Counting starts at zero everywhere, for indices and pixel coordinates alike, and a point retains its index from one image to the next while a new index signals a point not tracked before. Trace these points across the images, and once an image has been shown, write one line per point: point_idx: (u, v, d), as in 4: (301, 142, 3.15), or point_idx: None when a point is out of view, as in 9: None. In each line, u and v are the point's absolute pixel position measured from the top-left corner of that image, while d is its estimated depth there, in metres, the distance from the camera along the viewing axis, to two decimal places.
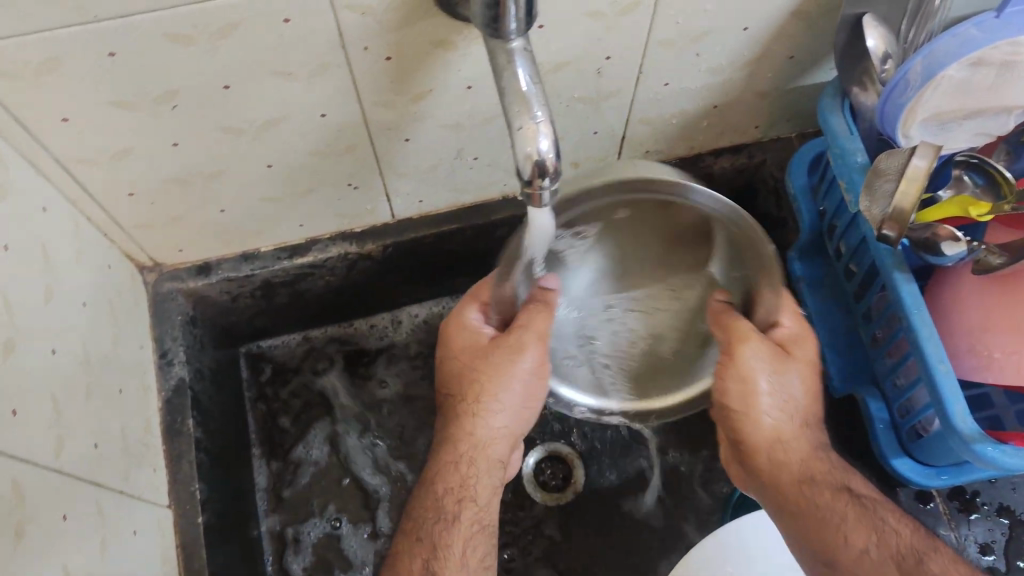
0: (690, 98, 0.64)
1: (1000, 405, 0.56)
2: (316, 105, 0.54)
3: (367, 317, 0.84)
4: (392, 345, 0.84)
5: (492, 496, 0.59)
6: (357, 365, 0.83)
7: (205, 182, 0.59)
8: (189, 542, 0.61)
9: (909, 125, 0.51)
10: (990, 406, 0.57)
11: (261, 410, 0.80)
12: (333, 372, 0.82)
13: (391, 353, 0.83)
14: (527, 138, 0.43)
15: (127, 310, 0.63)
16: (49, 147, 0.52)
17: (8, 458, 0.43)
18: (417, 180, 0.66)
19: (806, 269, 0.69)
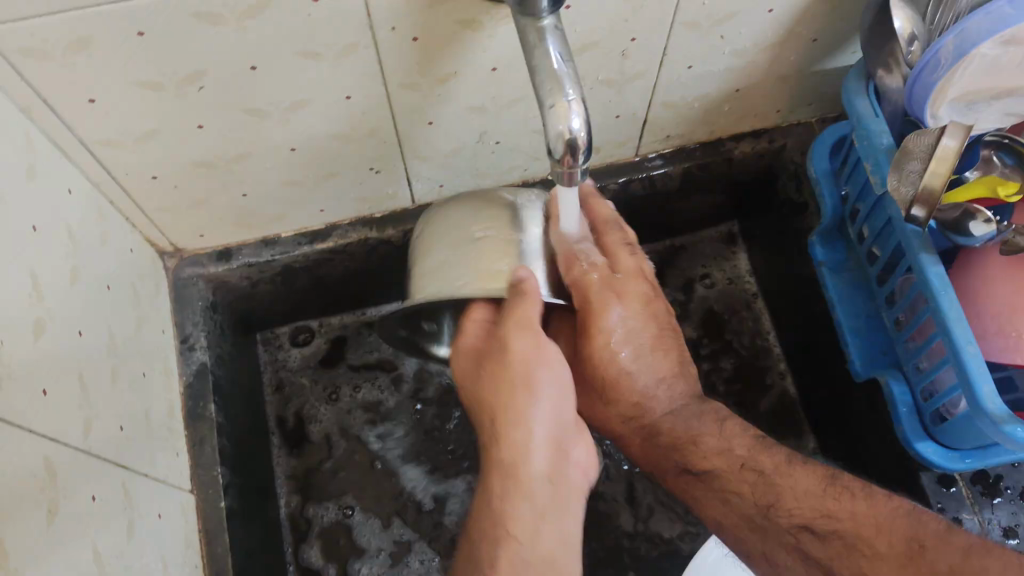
0: (713, 82, 0.64)
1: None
2: (341, 87, 0.54)
3: (384, 304, 0.84)
4: None
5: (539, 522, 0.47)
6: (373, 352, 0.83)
7: (228, 166, 0.59)
8: (212, 526, 0.61)
9: (938, 104, 0.51)
10: (1015, 388, 0.57)
11: (279, 397, 0.80)
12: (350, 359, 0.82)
13: None
14: (560, 116, 0.43)
15: (149, 293, 0.63)
16: (75, 129, 0.52)
17: (39, 437, 0.43)
18: (439, 164, 0.66)
19: (827, 253, 0.69)
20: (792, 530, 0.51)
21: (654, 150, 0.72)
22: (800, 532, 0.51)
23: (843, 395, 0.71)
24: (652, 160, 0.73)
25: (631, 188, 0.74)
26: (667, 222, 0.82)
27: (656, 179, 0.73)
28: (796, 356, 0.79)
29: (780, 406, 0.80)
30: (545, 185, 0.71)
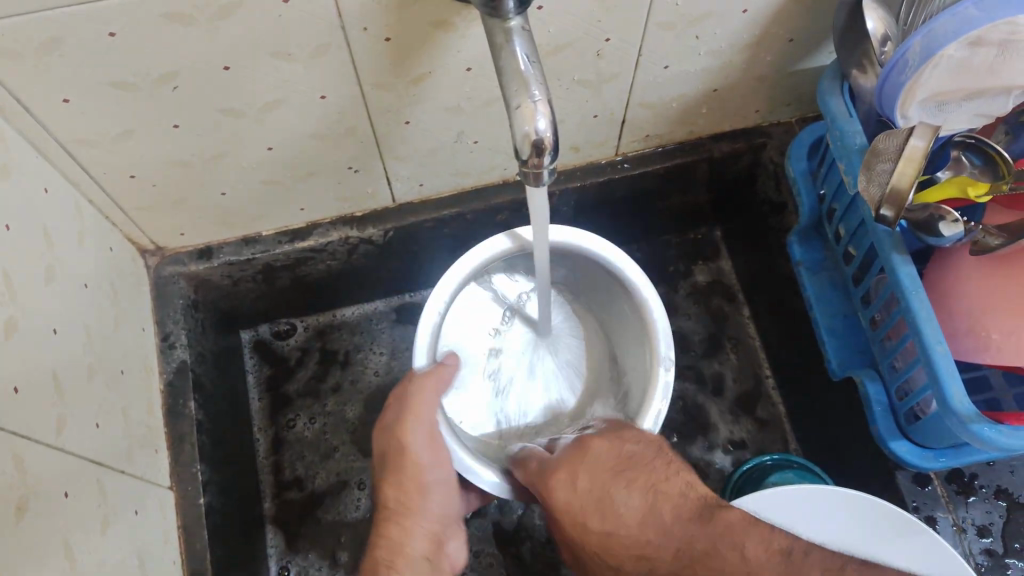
0: (690, 82, 0.64)
1: (998, 386, 0.57)
2: (316, 87, 0.55)
3: (368, 303, 0.85)
4: (391, 330, 0.84)
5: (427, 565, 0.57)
6: (357, 351, 0.84)
7: (206, 165, 0.60)
8: (190, 522, 0.62)
9: (907, 103, 0.51)
10: (989, 388, 0.57)
11: (264, 399, 0.81)
12: (334, 358, 0.83)
13: (391, 338, 0.84)
14: (525, 117, 0.43)
15: (129, 292, 0.63)
16: (50, 128, 0.52)
17: (9, 434, 0.43)
18: (418, 163, 0.66)
19: (805, 253, 0.69)
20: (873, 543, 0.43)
21: (634, 149, 0.72)
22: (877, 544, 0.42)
23: (821, 393, 0.71)
24: (631, 159, 0.73)
25: (611, 186, 0.74)
26: (649, 221, 0.82)
27: (636, 177, 0.73)
28: (776, 354, 0.79)
29: (762, 405, 0.80)
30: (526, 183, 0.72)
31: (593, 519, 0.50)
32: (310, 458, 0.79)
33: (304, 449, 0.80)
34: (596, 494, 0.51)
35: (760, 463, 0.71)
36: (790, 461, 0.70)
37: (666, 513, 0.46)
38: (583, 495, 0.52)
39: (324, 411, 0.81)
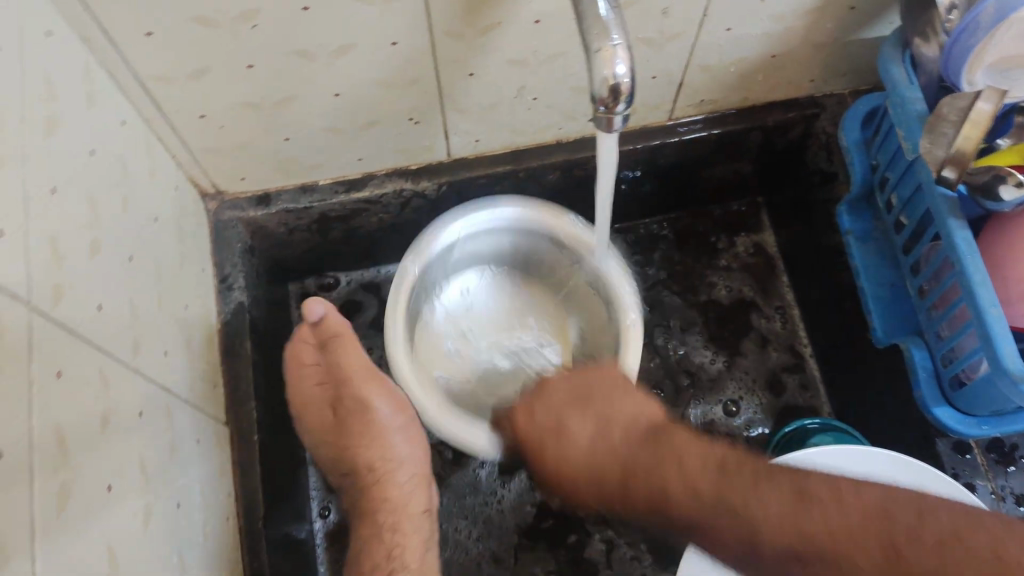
0: (749, 47, 0.65)
1: None
2: (388, 33, 0.56)
3: None
4: None
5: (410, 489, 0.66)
6: None
7: (275, 108, 0.61)
8: (245, 457, 0.63)
9: (970, 69, 0.52)
10: None
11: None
12: (380, 312, 0.84)
13: None
14: (604, 61, 0.44)
15: (192, 232, 0.65)
16: (131, 61, 0.53)
17: (94, 348, 0.45)
18: (477, 118, 0.67)
19: (854, 223, 0.70)
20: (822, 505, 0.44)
21: (687, 115, 0.73)
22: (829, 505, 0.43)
23: (862, 363, 0.72)
24: (684, 124, 0.74)
25: (662, 151, 0.75)
26: (695, 189, 0.83)
27: (688, 142, 0.74)
28: (817, 324, 0.80)
29: (800, 372, 0.81)
30: (579, 144, 0.73)
31: (550, 444, 0.53)
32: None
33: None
34: (553, 420, 0.54)
35: (802, 425, 0.72)
36: (832, 424, 0.71)
37: (620, 444, 0.51)
38: (540, 425, 0.54)
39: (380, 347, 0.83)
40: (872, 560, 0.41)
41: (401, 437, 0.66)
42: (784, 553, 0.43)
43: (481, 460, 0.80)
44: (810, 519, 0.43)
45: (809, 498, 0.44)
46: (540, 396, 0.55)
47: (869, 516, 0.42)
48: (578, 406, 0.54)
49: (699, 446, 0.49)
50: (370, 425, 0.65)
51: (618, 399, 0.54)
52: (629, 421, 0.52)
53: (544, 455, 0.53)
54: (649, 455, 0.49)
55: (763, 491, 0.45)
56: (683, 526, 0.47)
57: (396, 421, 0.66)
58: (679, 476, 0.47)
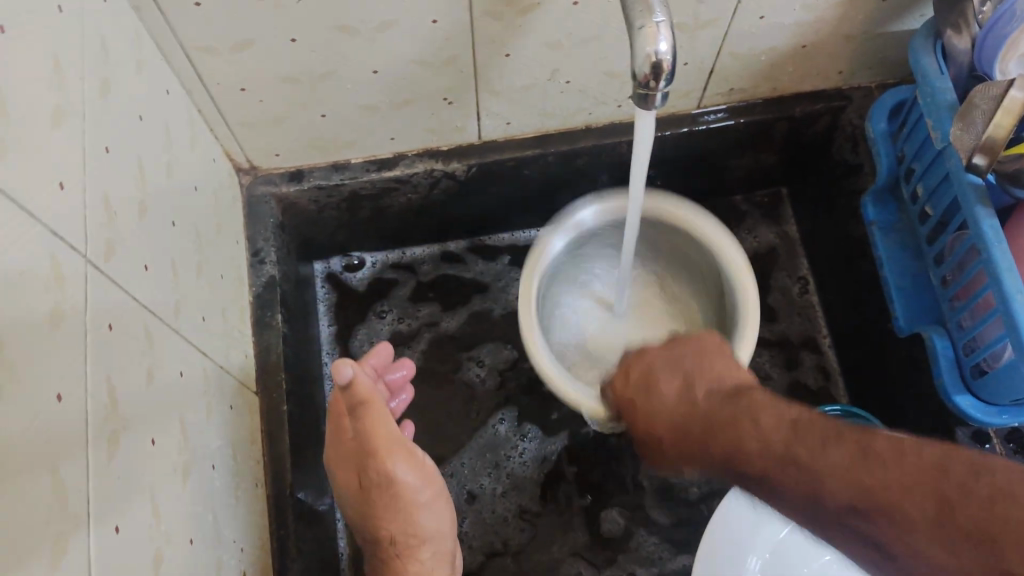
0: (780, 36, 0.66)
1: None
2: (428, 10, 0.57)
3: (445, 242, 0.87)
4: (463, 270, 0.87)
5: (435, 561, 0.62)
6: (430, 285, 0.86)
7: (313, 83, 0.62)
8: (274, 426, 0.64)
9: (1007, 54, 0.53)
10: None
11: (337, 313, 0.84)
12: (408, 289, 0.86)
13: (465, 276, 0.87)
14: (647, 37, 0.45)
15: (227, 204, 0.66)
16: (178, 31, 0.54)
17: (141, 305, 0.46)
18: (509, 100, 0.68)
19: (878, 213, 0.71)
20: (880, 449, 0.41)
21: (715, 103, 0.74)
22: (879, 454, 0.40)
23: (882, 353, 0.73)
24: (712, 113, 0.74)
25: (689, 139, 0.76)
26: (720, 179, 0.84)
27: (715, 130, 0.75)
28: (836, 316, 0.81)
29: (819, 359, 0.82)
30: (607, 130, 0.74)
31: (639, 396, 0.55)
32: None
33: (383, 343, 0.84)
34: (643, 376, 0.55)
35: (823, 413, 0.73)
36: (853, 412, 0.72)
37: (700, 399, 0.51)
38: (634, 381, 0.56)
39: (415, 317, 0.85)
40: (925, 513, 0.37)
41: (429, 513, 0.61)
42: (844, 503, 0.41)
43: (501, 416, 0.81)
44: (874, 472, 0.40)
45: (868, 452, 0.41)
46: (638, 356, 0.57)
47: (920, 466, 0.39)
48: (669, 364, 0.55)
49: (779, 407, 0.47)
50: (396, 498, 0.59)
51: (715, 359, 0.54)
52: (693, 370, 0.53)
53: (635, 407, 0.55)
54: (720, 398, 0.50)
55: (875, 475, 0.40)
56: (755, 480, 0.46)
57: (422, 496, 0.60)
58: (752, 432, 0.46)
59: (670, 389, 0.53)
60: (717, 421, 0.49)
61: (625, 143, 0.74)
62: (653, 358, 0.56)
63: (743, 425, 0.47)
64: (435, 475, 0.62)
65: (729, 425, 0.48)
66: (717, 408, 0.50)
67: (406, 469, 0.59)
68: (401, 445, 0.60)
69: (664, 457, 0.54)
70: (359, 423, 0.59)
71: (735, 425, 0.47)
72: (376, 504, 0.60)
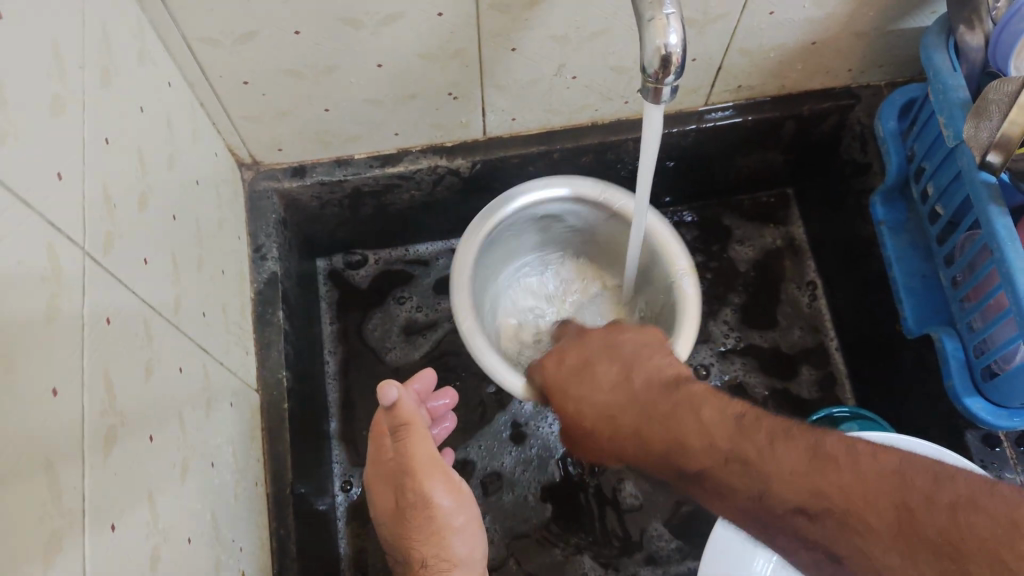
0: (789, 32, 0.65)
1: None
2: (434, 3, 0.56)
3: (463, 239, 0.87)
4: None
5: None
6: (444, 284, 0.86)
7: (317, 77, 0.61)
8: (275, 424, 0.64)
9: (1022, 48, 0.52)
10: None
11: (339, 308, 0.84)
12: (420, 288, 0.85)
13: None
14: (658, 30, 0.45)
15: (229, 199, 0.65)
16: (181, 22, 0.54)
17: (141, 300, 0.45)
18: (515, 96, 0.67)
19: (888, 213, 0.70)
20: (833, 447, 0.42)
21: (723, 101, 0.73)
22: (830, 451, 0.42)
23: (890, 354, 0.72)
24: (721, 110, 0.74)
25: (697, 137, 0.75)
26: (727, 177, 0.83)
27: (723, 128, 0.74)
28: (845, 320, 0.80)
29: (822, 369, 0.81)
30: (614, 127, 0.73)
31: (572, 386, 0.55)
32: (393, 339, 0.83)
33: (395, 329, 0.83)
34: (580, 362, 0.56)
35: (830, 415, 0.72)
36: (862, 414, 0.71)
37: (637, 388, 0.52)
38: (566, 368, 0.56)
39: (433, 308, 0.84)
40: (884, 523, 0.39)
41: (463, 541, 0.61)
42: (792, 507, 0.42)
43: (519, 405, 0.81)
44: (827, 474, 0.42)
45: (819, 452, 0.43)
46: (576, 343, 0.57)
47: (880, 476, 0.40)
48: (611, 353, 0.55)
49: (722, 401, 0.48)
50: (430, 522, 0.60)
51: (651, 354, 0.53)
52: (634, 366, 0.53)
53: (567, 397, 0.55)
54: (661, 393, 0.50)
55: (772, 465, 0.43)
56: (694, 471, 0.47)
57: (458, 520, 0.61)
58: (696, 424, 0.47)
59: (609, 378, 0.53)
60: (665, 416, 0.49)
61: (631, 141, 0.74)
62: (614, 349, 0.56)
63: (688, 412, 0.48)
64: (472, 505, 0.63)
65: (667, 419, 0.48)
66: (659, 409, 0.49)
67: (444, 495, 0.60)
68: (438, 470, 0.61)
69: (592, 454, 0.56)
70: (397, 445, 0.60)
71: (682, 414, 0.48)
72: (411, 527, 0.60)
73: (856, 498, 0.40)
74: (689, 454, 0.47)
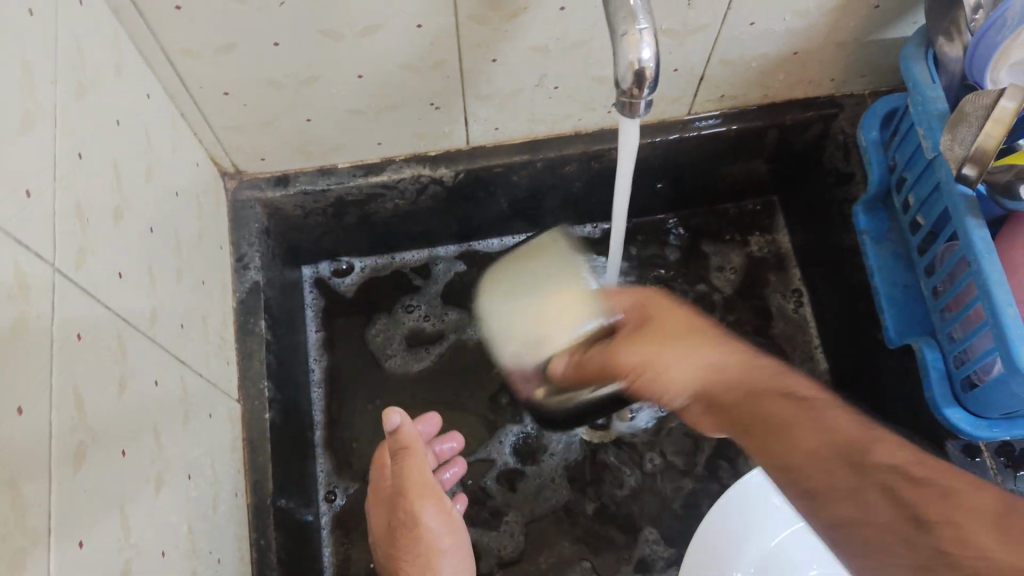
0: (770, 43, 0.65)
1: None
2: (413, 15, 0.56)
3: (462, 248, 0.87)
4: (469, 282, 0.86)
5: None
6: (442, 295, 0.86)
7: (297, 88, 0.61)
8: (255, 435, 0.64)
9: (998, 61, 0.51)
10: None
11: (327, 315, 0.84)
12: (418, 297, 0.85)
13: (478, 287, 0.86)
14: (631, 45, 0.45)
15: (211, 209, 0.65)
16: (159, 34, 0.54)
17: (114, 313, 0.45)
18: (497, 106, 0.67)
19: (869, 222, 0.70)
20: (890, 474, 0.44)
21: (706, 111, 0.73)
22: (894, 479, 0.44)
23: (872, 364, 0.73)
24: (703, 119, 0.74)
25: (680, 146, 0.75)
26: (713, 186, 0.83)
27: (706, 137, 0.75)
28: (831, 333, 0.80)
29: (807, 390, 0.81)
30: (597, 136, 0.73)
31: (639, 336, 0.56)
32: (395, 348, 0.84)
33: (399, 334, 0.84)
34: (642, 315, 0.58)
35: None
36: None
37: (716, 346, 0.54)
38: (631, 316, 0.59)
39: (441, 318, 0.85)
40: (984, 531, 0.39)
41: (449, 560, 0.68)
42: (885, 482, 0.44)
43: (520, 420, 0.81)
44: (924, 496, 0.42)
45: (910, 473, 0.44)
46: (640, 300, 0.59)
47: (939, 489, 0.43)
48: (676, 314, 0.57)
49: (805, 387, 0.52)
50: (417, 541, 0.68)
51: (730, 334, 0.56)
52: (719, 350, 0.54)
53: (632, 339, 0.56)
54: (769, 371, 0.53)
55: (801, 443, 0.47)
56: (777, 440, 0.49)
57: (443, 542, 0.69)
58: (791, 408, 0.49)
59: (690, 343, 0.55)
60: (748, 379, 0.52)
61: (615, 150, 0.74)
62: (667, 321, 0.57)
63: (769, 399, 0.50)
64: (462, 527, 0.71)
65: (749, 392, 0.51)
66: (748, 374, 0.52)
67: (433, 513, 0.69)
68: (425, 489, 0.69)
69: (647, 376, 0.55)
70: (393, 467, 0.70)
71: (758, 392, 0.51)
72: (400, 548, 0.68)
73: (900, 519, 0.42)
74: (771, 421, 0.49)
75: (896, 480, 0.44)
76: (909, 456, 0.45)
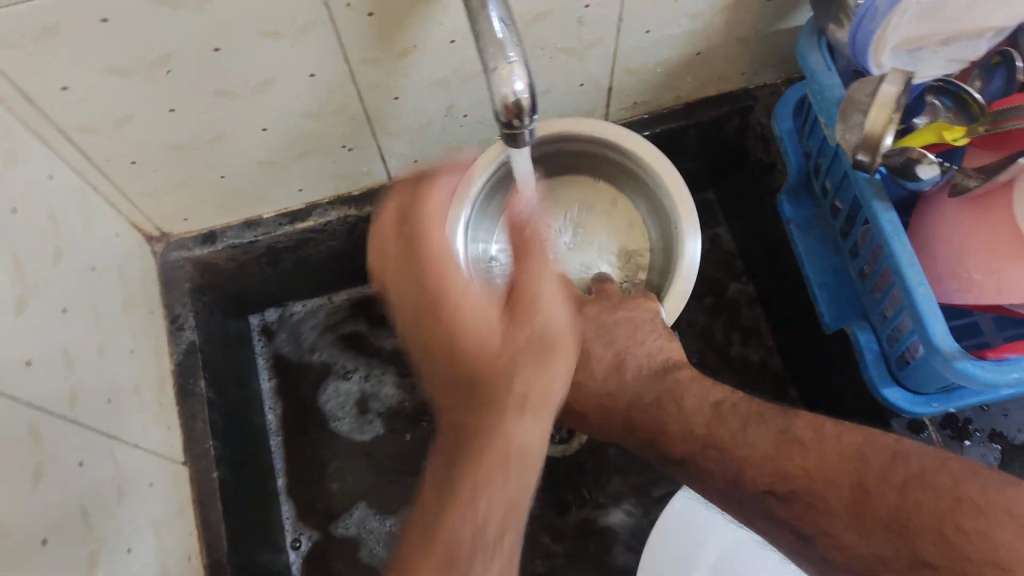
0: (671, 47, 0.66)
1: (988, 331, 0.61)
2: (303, 66, 0.56)
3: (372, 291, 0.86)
4: None
5: None
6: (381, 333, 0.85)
7: (203, 148, 0.62)
8: (205, 495, 0.64)
9: (885, 36, 0.51)
10: (979, 333, 0.62)
11: (277, 362, 0.84)
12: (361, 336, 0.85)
13: None
14: (503, 79, 0.45)
15: (136, 277, 0.65)
16: (53, 117, 0.54)
17: (23, 405, 0.45)
18: (410, 140, 0.68)
19: (795, 210, 0.70)
20: (759, 493, 0.53)
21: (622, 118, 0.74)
22: (764, 495, 0.53)
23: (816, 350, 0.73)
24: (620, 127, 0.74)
25: None
26: None
27: None
28: (778, 323, 0.80)
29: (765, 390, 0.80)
30: None
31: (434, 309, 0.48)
32: (346, 410, 0.83)
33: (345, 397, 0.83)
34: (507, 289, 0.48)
35: None
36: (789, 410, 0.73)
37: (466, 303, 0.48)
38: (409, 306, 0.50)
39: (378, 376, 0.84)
40: (843, 501, 0.49)
41: None
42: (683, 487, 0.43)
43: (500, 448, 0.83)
44: (870, 448, 0.50)
45: (812, 506, 0.50)
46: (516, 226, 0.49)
47: (841, 459, 0.50)
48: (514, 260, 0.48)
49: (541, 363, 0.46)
50: None
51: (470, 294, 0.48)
52: (539, 340, 0.46)
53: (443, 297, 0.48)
54: (516, 347, 0.46)
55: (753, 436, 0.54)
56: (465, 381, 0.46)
57: None
58: (491, 350, 0.46)
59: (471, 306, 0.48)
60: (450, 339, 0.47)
61: None
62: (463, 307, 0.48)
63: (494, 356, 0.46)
64: None
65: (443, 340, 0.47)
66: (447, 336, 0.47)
67: None
68: None
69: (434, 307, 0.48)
70: None
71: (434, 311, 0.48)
72: None
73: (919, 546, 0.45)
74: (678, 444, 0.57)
75: (766, 498, 0.53)
76: (809, 463, 0.51)
